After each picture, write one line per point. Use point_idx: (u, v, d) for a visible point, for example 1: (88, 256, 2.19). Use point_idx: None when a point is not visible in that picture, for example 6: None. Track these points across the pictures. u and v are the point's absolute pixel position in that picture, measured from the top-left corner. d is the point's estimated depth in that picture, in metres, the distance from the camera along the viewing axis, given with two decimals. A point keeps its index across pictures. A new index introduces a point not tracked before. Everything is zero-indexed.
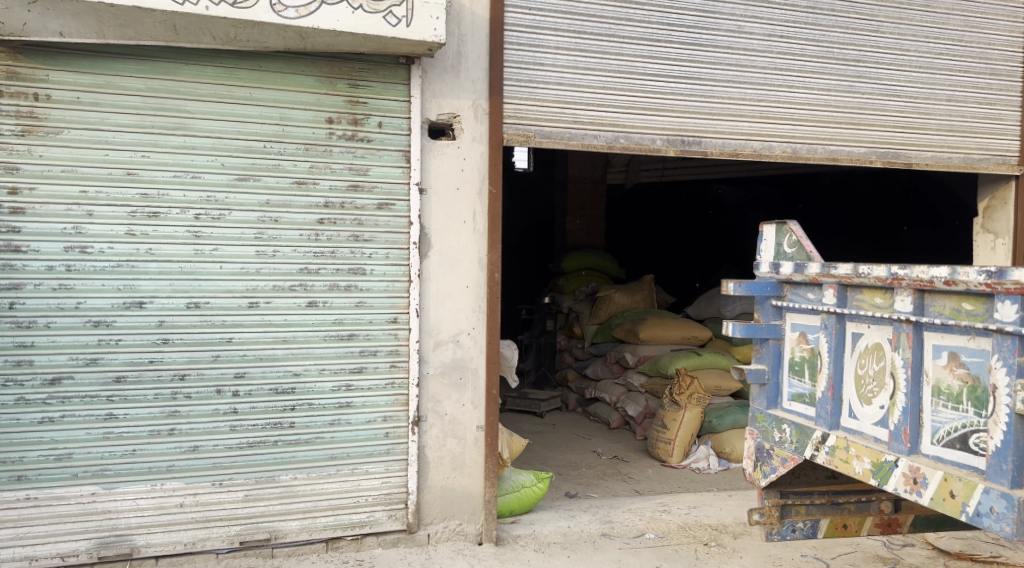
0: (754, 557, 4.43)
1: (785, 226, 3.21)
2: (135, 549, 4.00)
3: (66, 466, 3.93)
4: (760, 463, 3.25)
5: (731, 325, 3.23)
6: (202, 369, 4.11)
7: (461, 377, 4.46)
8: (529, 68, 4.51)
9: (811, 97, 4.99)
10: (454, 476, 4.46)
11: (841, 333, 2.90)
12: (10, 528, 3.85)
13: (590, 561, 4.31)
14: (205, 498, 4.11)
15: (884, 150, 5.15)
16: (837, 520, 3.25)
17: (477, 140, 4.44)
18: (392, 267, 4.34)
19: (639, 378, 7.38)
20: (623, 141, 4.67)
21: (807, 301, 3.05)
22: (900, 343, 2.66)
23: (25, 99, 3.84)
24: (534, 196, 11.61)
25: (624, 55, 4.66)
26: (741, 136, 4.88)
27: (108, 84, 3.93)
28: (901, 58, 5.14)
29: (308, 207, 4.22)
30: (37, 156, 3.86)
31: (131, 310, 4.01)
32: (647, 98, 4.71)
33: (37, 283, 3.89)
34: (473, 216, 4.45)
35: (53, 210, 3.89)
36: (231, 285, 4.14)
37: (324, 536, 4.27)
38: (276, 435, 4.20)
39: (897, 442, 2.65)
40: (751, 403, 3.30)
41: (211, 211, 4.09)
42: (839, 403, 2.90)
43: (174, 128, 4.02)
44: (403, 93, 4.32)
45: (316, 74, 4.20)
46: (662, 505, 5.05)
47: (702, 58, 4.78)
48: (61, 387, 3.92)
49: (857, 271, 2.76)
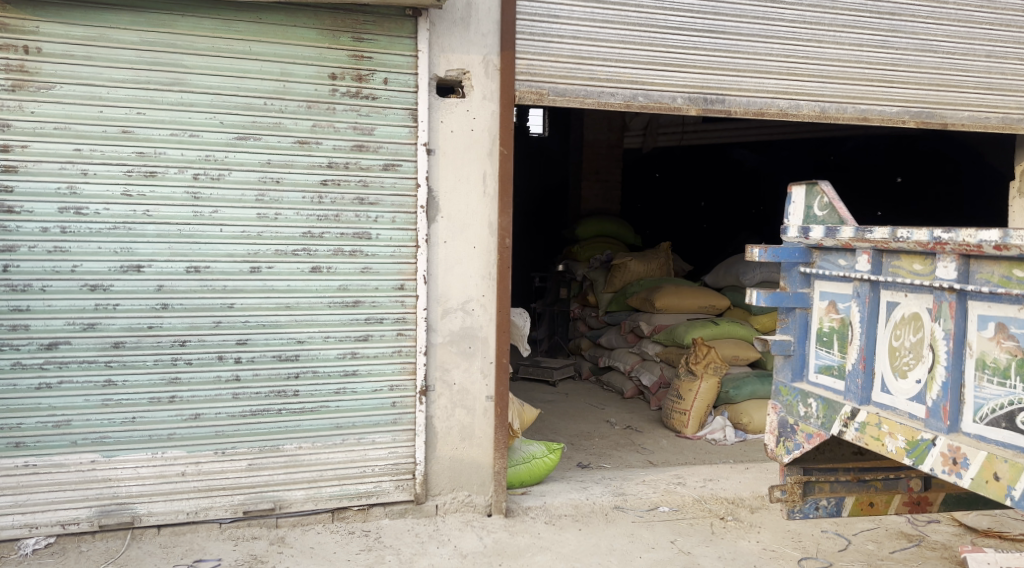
0: (771, 532, 4.29)
1: (816, 188, 3.00)
2: (136, 518, 3.91)
3: (65, 433, 3.82)
4: (784, 439, 3.08)
5: (756, 294, 3.05)
6: (203, 336, 3.97)
7: (471, 346, 4.30)
8: (543, 20, 4.30)
9: (841, 53, 4.75)
10: (463, 447, 4.32)
11: (875, 302, 2.73)
12: (8, 495, 3.76)
13: (603, 535, 4.19)
14: (208, 467, 4.00)
15: (916, 109, 4.91)
16: (863, 498, 3.09)
17: (488, 98, 4.25)
18: (399, 231, 4.18)
19: (654, 347, 7.22)
20: (641, 99, 4.47)
21: (839, 269, 2.87)
22: (941, 313, 2.48)
23: (15, 52, 3.68)
24: (551, 162, 11.40)
25: (644, 7, 4.43)
26: (766, 95, 4.66)
27: (101, 36, 3.75)
28: (938, 11, 4.88)
29: (311, 167, 4.05)
30: (28, 112, 3.71)
31: (129, 274, 3.87)
32: (668, 54, 4.48)
33: (31, 245, 3.75)
34: (483, 178, 4.27)
35: (46, 169, 3.74)
36: (231, 249, 3.99)
37: (330, 506, 4.17)
38: (280, 403, 4.08)
39: (935, 419, 2.49)
40: (775, 376, 3.14)
41: (210, 170, 3.93)
42: (870, 376, 2.74)
43: (171, 83, 3.85)
44: (410, 47, 4.13)
45: (318, 25, 4.01)
46: (677, 478, 4.91)
47: (727, 11, 4.55)
48: (58, 352, 3.80)
49: (894, 235, 2.56)
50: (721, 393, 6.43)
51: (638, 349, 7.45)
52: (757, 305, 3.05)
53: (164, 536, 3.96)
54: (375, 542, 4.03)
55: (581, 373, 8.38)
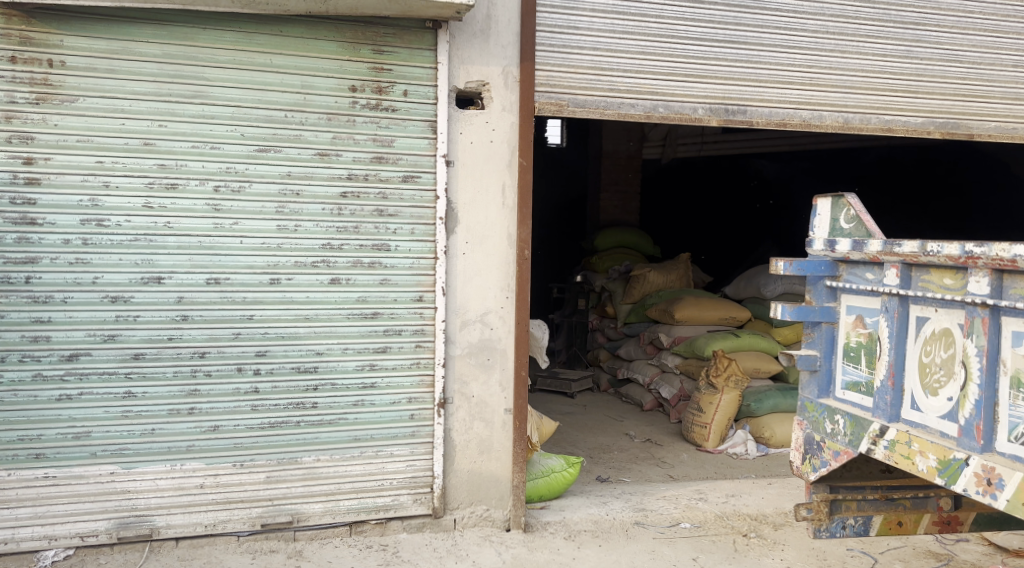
0: (796, 550, 4.23)
1: (842, 200, 2.95)
2: (155, 530, 3.90)
3: (85, 445, 3.81)
4: (810, 456, 3.02)
5: (781, 308, 3.00)
6: (223, 347, 3.96)
7: (489, 358, 4.27)
8: (563, 31, 4.28)
9: (865, 63, 4.69)
10: (482, 460, 4.29)
11: (904, 317, 2.67)
12: (28, 506, 3.76)
13: (622, 551, 4.13)
14: (226, 479, 3.98)
15: (942, 120, 4.85)
16: (892, 517, 3.03)
17: (507, 109, 4.22)
18: (418, 243, 4.16)
19: (674, 359, 7.16)
20: (662, 110, 4.43)
21: (866, 282, 2.82)
22: (973, 329, 2.43)
23: (39, 66, 3.70)
24: (570, 173, 11.39)
25: (664, 18, 4.40)
26: (790, 105, 4.61)
27: (124, 50, 3.76)
28: (964, 21, 4.82)
29: (331, 179, 4.04)
30: (51, 125, 3.72)
31: (149, 286, 3.87)
32: (689, 65, 4.45)
33: (54, 257, 3.76)
34: (503, 190, 4.25)
35: (68, 181, 3.75)
36: (251, 261, 3.98)
37: (348, 520, 4.14)
38: (298, 415, 4.06)
39: (968, 438, 2.43)
40: (801, 391, 3.09)
41: (231, 182, 3.93)
42: (900, 393, 2.68)
43: (193, 96, 3.86)
44: (430, 59, 4.11)
45: (339, 39, 4.00)
46: (699, 493, 4.84)
47: (749, 22, 4.51)
48: (78, 363, 3.80)
49: (924, 249, 2.51)
50: (743, 406, 6.36)
51: (658, 361, 7.39)
52: (783, 319, 3.00)
53: (183, 548, 3.94)
54: (393, 556, 4.00)
55: (600, 386, 8.33)
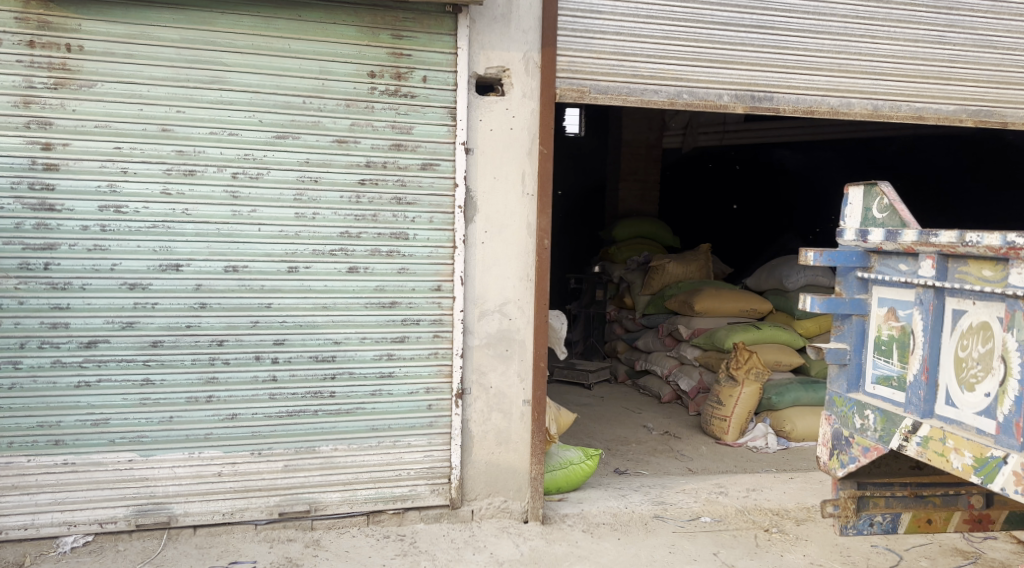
0: (819, 545, 4.16)
1: (875, 188, 2.88)
2: (172, 518, 3.88)
3: (103, 432, 3.79)
4: (837, 452, 2.95)
5: (810, 299, 2.93)
6: (241, 335, 3.93)
7: (508, 348, 4.22)
8: (585, 16, 4.20)
9: (895, 49, 4.59)
10: (500, 451, 4.24)
11: (939, 310, 2.60)
12: (48, 493, 3.75)
13: (642, 545, 4.08)
14: (244, 467, 3.96)
15: (975, 107, 4.74)
16: (921, 515, 2.96)
17: (528, 96, 4.16)
18: (437, 232, 4.11)
19: (693, 351, 7.09)
20: (686, 97, 4.35)
21: (899, 274, 2.75)
22: (1014, 323, 2.35)
23: (58, 51, 3.66)
24: (589, 162, 11.32)
25: (689, 3, 4.31)
26: (816, 92, 4.51)
27: (142, 34, 3.73)
28: (999, 5, 4.70)
29: (349, 166, 4.00)
30: (70, 110, 3.69)
31: (167, 273, 3.84)
32: (714, 51, 4.36)
33: (72, 243, 3.74)
34: (523, 178, 4.18)
35: (87, 167, 3.72)
36: (270, 249, 3.94)
37: (366, 509, 4.11)
38: (316, 404, 4.03)
39: (1006, 435, 2.36)
40: (829, 386, 3.01)
41: (249, 169, 3.89)
42: (934, 388, 2.61)
43: (210, 81, 3.81)
44: (449, 45, 4.05)
45: (358, 23, 3.95)
46: (719, 487, 4.76)
47: (776, 6, 4.42)
48: (97, 350, 3.78)
49: (963, 240, 2.44)
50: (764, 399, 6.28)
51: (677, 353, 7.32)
52: (811, 311, 2.93)
53: (200, 536, 3.92)
54: (410, 546, 3.97)
55: (618, 377, 8.28)
